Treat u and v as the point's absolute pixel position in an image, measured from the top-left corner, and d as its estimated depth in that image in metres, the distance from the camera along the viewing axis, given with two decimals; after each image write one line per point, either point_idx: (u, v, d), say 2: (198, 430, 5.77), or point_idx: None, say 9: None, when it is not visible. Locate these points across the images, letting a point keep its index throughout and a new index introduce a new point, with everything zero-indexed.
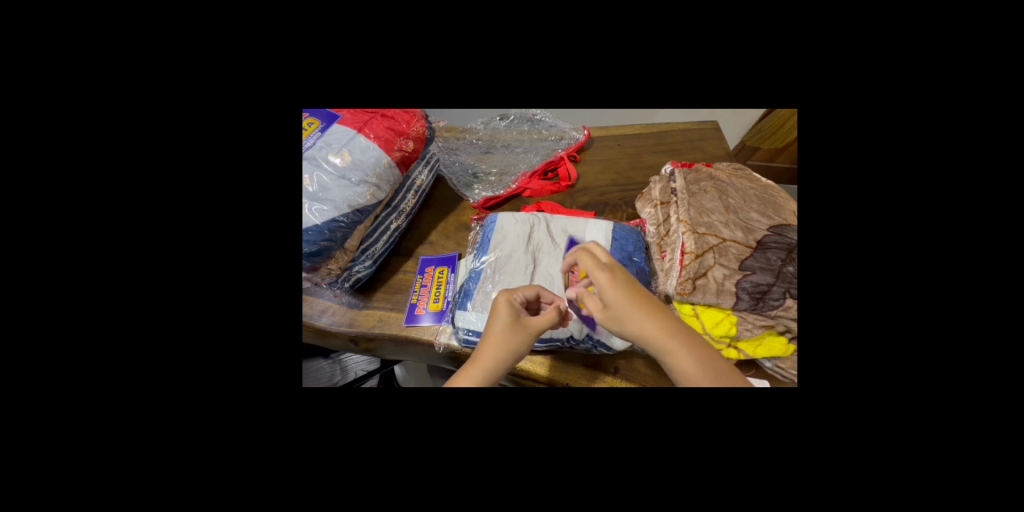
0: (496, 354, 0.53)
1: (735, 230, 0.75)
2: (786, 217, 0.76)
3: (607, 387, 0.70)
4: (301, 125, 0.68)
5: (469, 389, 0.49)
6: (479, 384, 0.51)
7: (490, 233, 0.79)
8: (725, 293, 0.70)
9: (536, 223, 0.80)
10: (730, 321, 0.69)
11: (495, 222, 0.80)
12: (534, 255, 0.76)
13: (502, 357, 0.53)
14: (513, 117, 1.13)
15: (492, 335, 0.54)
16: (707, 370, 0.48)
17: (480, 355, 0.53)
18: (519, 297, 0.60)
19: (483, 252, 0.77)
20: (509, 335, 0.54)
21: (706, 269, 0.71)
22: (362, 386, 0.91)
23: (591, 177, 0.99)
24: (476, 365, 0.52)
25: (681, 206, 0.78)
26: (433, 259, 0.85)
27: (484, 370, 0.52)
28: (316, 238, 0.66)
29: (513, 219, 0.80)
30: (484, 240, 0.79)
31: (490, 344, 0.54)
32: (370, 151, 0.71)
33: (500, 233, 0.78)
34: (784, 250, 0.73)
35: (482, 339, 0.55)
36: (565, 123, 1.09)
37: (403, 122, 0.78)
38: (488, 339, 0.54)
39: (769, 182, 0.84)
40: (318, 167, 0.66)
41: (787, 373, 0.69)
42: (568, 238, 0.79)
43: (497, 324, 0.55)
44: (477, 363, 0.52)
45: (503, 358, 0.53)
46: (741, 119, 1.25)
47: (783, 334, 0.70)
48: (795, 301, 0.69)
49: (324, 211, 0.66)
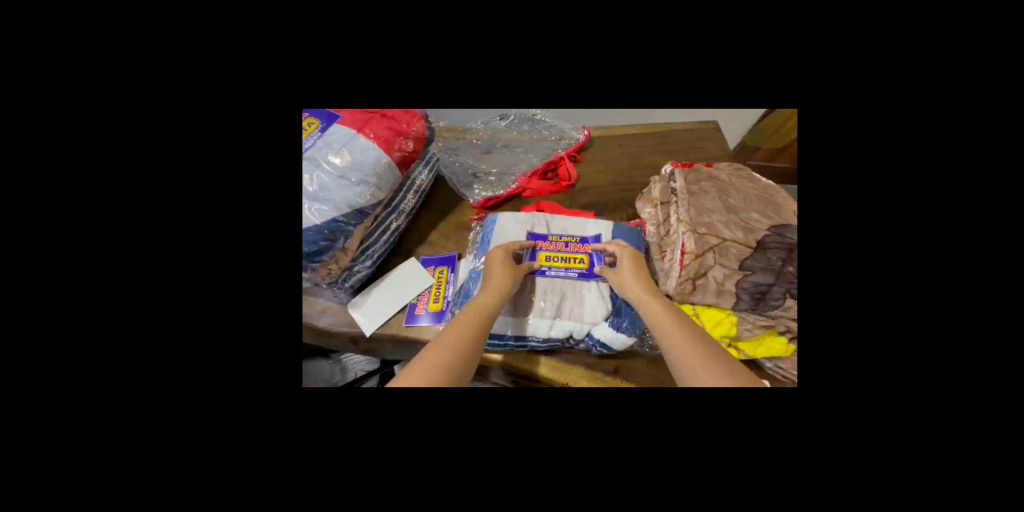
0: (494, 301, 0.62)
1: (735, 230, 0.74)
2: (786, 217, 0.76)
3: (607, 386, 0.71)
4: (301, 125, 0.68)
5: (456, 390, 0.49)
6: (430, 382, 0.46)
7: (534, 257, 0.75)
8: (725, 293, 0.71)
9: (546, 240, 0.77)
10: (730, 321, 0.71)
11: (537, 248, 0.76)
12: (567, 259, 0.75)
13: (449, 363, 0.50)
14: (513, 117, 1.11)
15: (464, 337, 0.54)
16: (703, 354, 0.51)
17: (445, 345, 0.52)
18: (513, 250, 0.73)
19: (541, 270, 0.74)
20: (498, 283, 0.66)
21: (706, 269, 0.71)
22: (362, 386, 0.91)
23: (591, 176, 0.99)
24: (426, 364, 0.48)
25: (681, 206, 0.78)
26: (514, 246, 0.73)
27: (436, 368, 0.48)
28: (316, 238, 0.66)
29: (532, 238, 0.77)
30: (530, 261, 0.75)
31: (467, 319, 0.58)
32: (370, 151, 0.71)
33: (545, 258, 0.75)
34: (784, 250, 0.72)
35: (424, 357, 0.50)
36: (565, 123, 1.09)
37: (403, 122, 0.78)
38: (450, 337, 0.54)
39: (769, 182, 0.84)
40: (318, 167, 0.67)
41: (787, 373, 0.70)
42: (568, 235, 0.78)
43: (505, 283, 0.66)
44: (476, 323, 0.57)
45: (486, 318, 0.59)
46: (741, 120, 1.24)
47: (783, 334, 0.71)
48: (795, 301, 0.70)
49: (324, 211, 0.66)
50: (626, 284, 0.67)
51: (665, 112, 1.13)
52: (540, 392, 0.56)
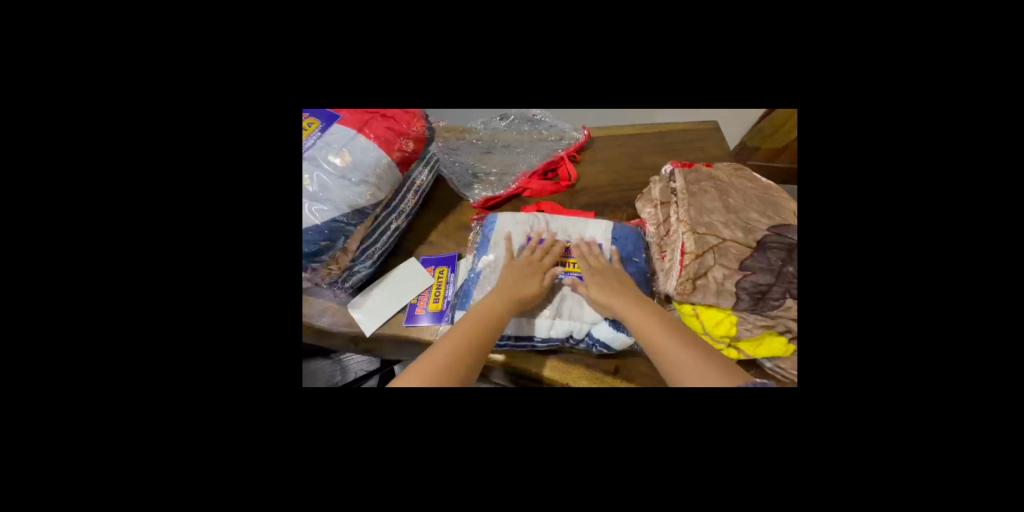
0: (488, 319, 0.61)
1: (735, 230, 0.74)
2: (787, 217, 0.76)
3: (606, 387, 0.71)
4: (301, 125, 0.68)
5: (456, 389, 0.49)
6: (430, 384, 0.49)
7: None
8: (725, 294, 0.71)
9: (547, 244, 0.77)
10: (730, 321, 0.71)
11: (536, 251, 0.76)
12: (567, 263, 0.75)
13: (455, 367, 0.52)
14: (513, 117, 1.11)
15: (456, 351, 0.54)
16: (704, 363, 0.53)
17: (467, 344, 0.56)
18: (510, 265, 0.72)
19: None
20: (516, 286, 0.68)
21: (706, 269, 0.71)
22: (362, 386, 0.92)
23: (591, 176, 0.99)
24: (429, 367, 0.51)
25: (681, 206, 0.78)
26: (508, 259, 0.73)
27: (442, 372, 0.51)
28: (316, 238, 0.66)
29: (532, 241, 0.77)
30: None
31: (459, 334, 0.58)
32: (370, 151, 0.71)
33: None
34: (784, 250, 0.73)
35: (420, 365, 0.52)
36: (565, 123, 1.09)
37: (403, 122, 0.78)
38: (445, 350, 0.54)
39: (769, 182, 0.84)
40: (318, 167, 0.67)
41: (787, 373, 0.70)
42: (568, 239, 0.78)
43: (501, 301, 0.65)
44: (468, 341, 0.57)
45: (485, 338, 0.58)
46: (741, 120, 1.24)
47: (783, 334, 0.71)
48: (795, 301, 0.70)
49: (324, 211, 0.66)
50: (603, 289, 0.69)
51: (665, 112, 1.13)
52: (540, 392, 0.56)
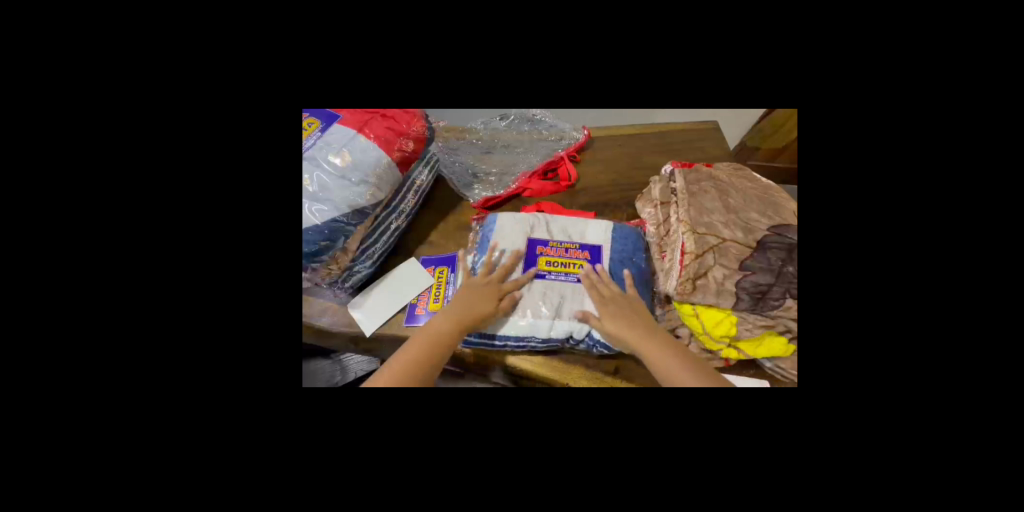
0: (440, 330, 0.65)
1: (735, 230, 0.74)
2: (786, 217, 0.76)
3: (606, 387, 0.71)
4: (301, 125, 0.68)
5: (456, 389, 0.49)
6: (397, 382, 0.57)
7: (534, 262, 0.75)
8: (725, 294, 0.71)
9: (547, 243, 0.77)
10: (730, 321, 0.71)
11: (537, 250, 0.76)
12: (567, 263, 0.75)
13: (428, 358, 0.62)
14: (513, 117, 1.11)
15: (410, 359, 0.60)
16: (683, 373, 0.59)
17: (428, 348, 0.62)
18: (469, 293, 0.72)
19: (541, 273, 0.74)
20: (468, 308, 0.68)
21: (706, 269, 0.71)
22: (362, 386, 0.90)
23: (591, 176, 0.99)
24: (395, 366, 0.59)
25: (681, 206, 0.78)
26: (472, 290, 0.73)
27: (407, 370, 0.59)
28: (316, 238, 0.66)
29: (532, 242, 0.77)
30: (529, 264, 0.75)
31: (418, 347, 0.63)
32: (370, 151, 0.71)
33: (545, 262, 0.75)
34: (784, 250, 0.73)
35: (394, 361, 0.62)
36: (565, 123, 1.09)
37: (403, 122, 0.78)
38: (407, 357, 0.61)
39: (769, 182, 0.84)
40: (318, 167, 0.67)
41: (787, 373, 0.70)
42: (568, 240, 0.78)
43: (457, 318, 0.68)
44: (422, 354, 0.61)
45: (438, 350, 0.63)
46: (741, 120, 1.24)
47: (783, 334, 0.71)
48: (795, 301, 0.70)
49: (324, 211, 0.66)
50: (615, 320, 0.67)
51: (665, 112, 1.13)
52: (540, 393, 0.56)
